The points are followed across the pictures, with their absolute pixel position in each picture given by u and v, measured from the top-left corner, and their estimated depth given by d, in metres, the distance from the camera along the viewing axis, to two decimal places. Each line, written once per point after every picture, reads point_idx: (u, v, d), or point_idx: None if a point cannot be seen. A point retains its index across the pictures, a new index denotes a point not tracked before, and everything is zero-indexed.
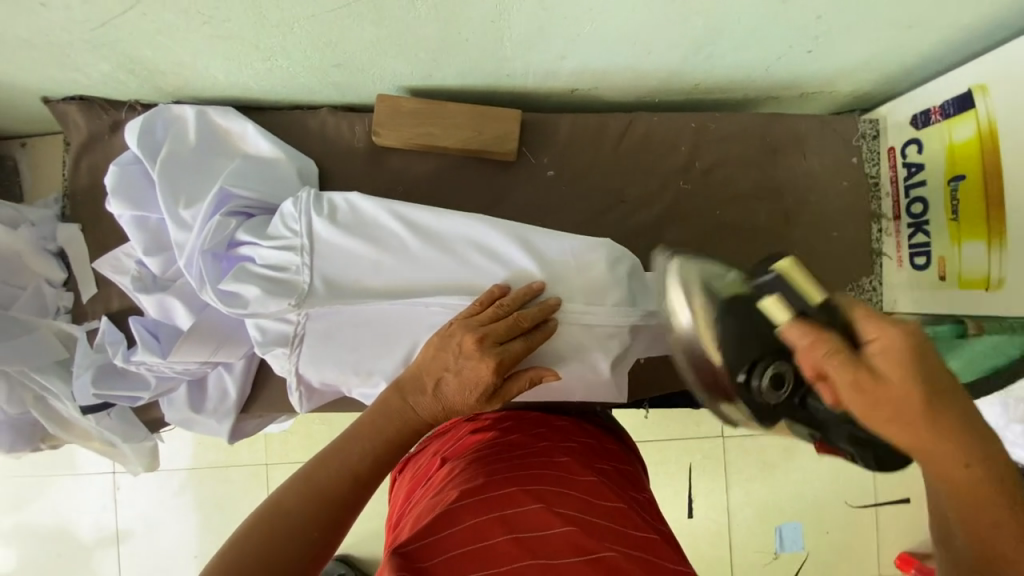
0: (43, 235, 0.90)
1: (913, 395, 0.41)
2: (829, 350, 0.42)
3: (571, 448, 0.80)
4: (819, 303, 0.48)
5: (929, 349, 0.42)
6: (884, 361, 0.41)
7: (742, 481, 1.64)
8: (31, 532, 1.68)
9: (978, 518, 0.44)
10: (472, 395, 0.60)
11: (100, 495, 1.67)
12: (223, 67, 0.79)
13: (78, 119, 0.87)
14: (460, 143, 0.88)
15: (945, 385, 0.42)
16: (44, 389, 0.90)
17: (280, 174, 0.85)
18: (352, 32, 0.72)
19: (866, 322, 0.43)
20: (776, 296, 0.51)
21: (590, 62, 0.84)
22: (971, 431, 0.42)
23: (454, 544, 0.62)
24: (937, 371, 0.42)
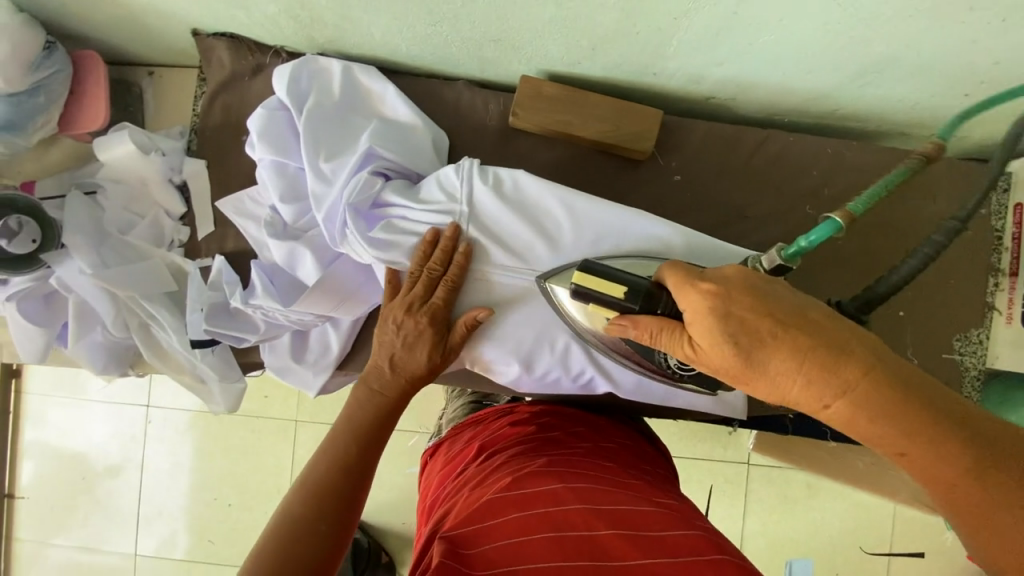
0: (171, 166, 0.91)
1: (727, 364, 0.50)
2: (671, 332, 0.54)
3: (609, 452, 0.89)
4: (622, 297, 0.56)
5: (740, 301, 0.50)
6: (700, 332, 0.51)
7: (765, 509, 1.64)
8: (61, 449, 1.71)
9: (879, 433, 0.48)
10: (418, 343, 0.67)
11: (133, 426, 1.69)
12: (386, 25, 0.78)
13: (223, 56, 0.87)
14: (598, 136, 0.88)
15: (758, 339, 0.49)
16: (150, 319, 0.90)
17: (417, 140, 0.85)
18: (531, 9, 0.71)
19: (681, 296, 0.53)
20: (593, 303, 0.59)
21: (743, 73, 0.83)
22: (804, 366, 0.48)
23: (493, 536, 0.69)
24: (750, 324, 0.49)
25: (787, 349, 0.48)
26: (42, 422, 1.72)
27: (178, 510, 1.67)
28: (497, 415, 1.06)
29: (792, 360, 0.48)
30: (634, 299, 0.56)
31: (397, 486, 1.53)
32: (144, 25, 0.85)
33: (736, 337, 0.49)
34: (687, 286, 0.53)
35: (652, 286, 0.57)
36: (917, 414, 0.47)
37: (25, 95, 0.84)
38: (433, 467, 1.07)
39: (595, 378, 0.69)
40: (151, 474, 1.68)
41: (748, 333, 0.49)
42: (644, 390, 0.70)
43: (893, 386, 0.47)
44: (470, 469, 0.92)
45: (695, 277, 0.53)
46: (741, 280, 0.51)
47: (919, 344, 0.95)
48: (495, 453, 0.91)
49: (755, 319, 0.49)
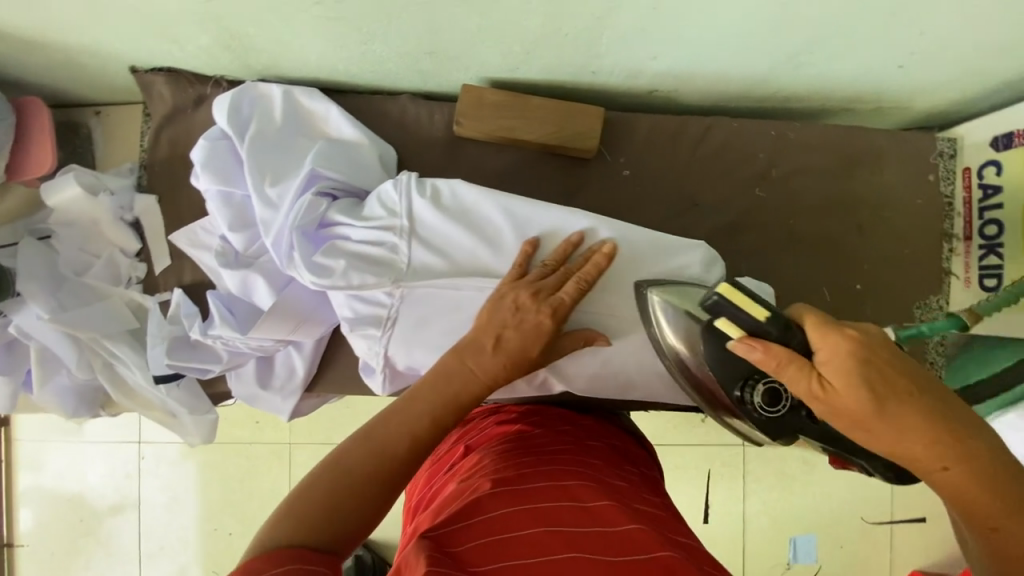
0: (122, 204, 0.91)
1: (861, 409, 0.47)
2: (792, 368, 0.50)
3: (597, 450, 0.89)
4: (763, 320, 0.55)
5: (881, 352, 0.48)
6: (835, 373, 0.48)
7: (761, 490, 1.64)
8: (55, 494, 1.71)
9: (973, 498, 0.46)
10: (535, 346, 0.61)
11: (125, 464, 1.69)
12: (318, 47, 0.79)
13: (164, 91, 0.87)
14: (543, 138, 0.88)
15: (896, 389, 0.47)
16: (113, 358, 0.90)
17: (363, 157, 0.85)
18: (457, 20, 0.72)
19: (817, 338, 0.50)
20: (726, 317, 0.58)
21: (679, 64, 0.84)
22: (923, 419, 0.46)
23: (478, 531, 0.67)
24: (884, 371, 0.47)
25: (909, 398, 0.47)
26: (34, 468, 1.71)
27: (179, 543, 1.67)
28: (486, 415, 1.05)
29: (904, 411, 0.47)
30: (773, 325, 0.55)
31: None
32: (82, 67, 0.85)
33: (874, 382, 0.47)
34: (828, 329, 0.50)
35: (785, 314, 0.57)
36: (1006, 486, 0.46)
37: None
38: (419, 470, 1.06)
39: (550, 379, 0.69)
40: (148, 510, 1.67)
41: (880, 380, 0.47)
42: (600, 386, 0.70)
43: (992, 459, 0.46)
44: (454, 471, 0.91)
45: (835, 321, 0.51)
46: (880, 336, 0.50)
47: (880, 314, 0.94)
48: (481, 452, 0.90)
49: (884, 366, 0.47)
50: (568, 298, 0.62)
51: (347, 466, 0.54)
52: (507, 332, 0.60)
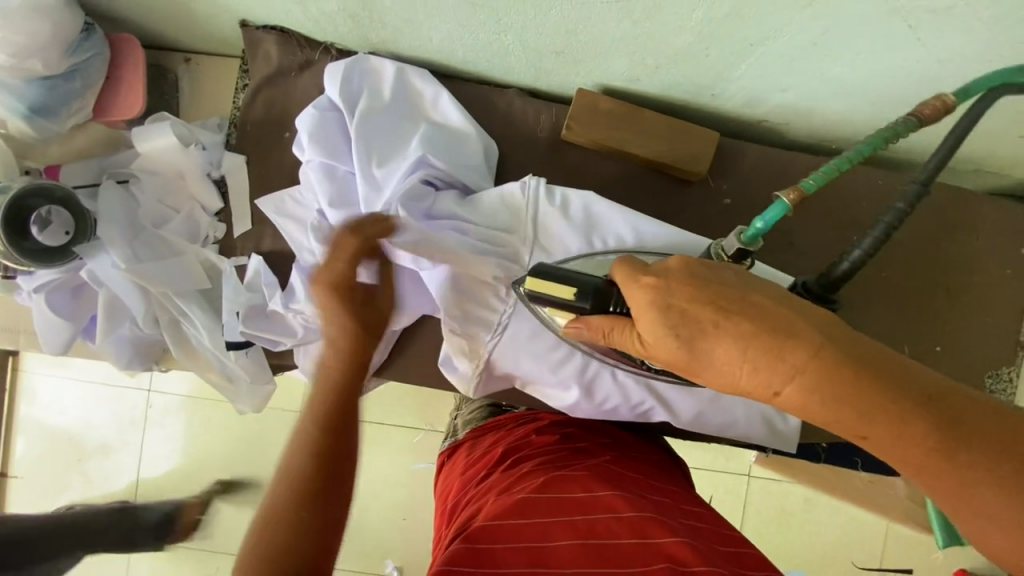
0: (210, 161, 0.88)
1: (672, 357, 0.46)
2: (625, 330, 0.50)
3: (637, 463, 0.88)
4: (573, 299, 0.53)
5: (679, 291, 0.46)
6: (646, 327, 0.47)
7: (762, 524, 1.64)
8: (53, 433, 1.65)
9: (841, 422, 0.43)
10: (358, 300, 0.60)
11: (129, 413, 1.63)
12: (448, 29, 0.76)
13: (271, 50, 0.84)
14: (653, 155, 0.86)
15: (698, 329, 0.45)
16: (181, 316, 0.87)
17: (468, 148, 0.82)
18: (606, 24, 0.69)
19: (627, 290, 0.49)
20: (549, 306, 0.56)
21: (804, 101, 0.82)
22: (753, 360, 0.43)
23: (515, 537, 0.68)
24: (687, 314, 0.45)
25: (708, 341, 0.45)
26: (35, 401, 1.65)
27: (173, 500, 1.61)
28: (519, 422, 1.01)
29: (735, 345, 0.44)
30: (586, 299, 0.53)
31: (401, 486, 1.51)
32: (190, 11, 0.81)
33: (668, 332, 0.46)
34: (630, 279, 0.49)
35: (605, 284, 0.53)
36: (880, 393, 0.42)
37: (61, 78, 0.80)
38: (451, 471, 1.01)
39: (654, 409, 0.68)
40: (148, 461, 1.62)
41: (678, 324, 0.46)
42: (701, 421, 0.69)
43: (862, 368, 0.42)
44: (494, 474, 0.88)
45: (637, 271, 0.49)
46: (683, 269, 0.48)
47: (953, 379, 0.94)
48: (520, 460, 0.88)
49: (677, 307, 0.46)
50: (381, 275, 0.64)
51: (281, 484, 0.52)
52: (329, 315, 0.59)
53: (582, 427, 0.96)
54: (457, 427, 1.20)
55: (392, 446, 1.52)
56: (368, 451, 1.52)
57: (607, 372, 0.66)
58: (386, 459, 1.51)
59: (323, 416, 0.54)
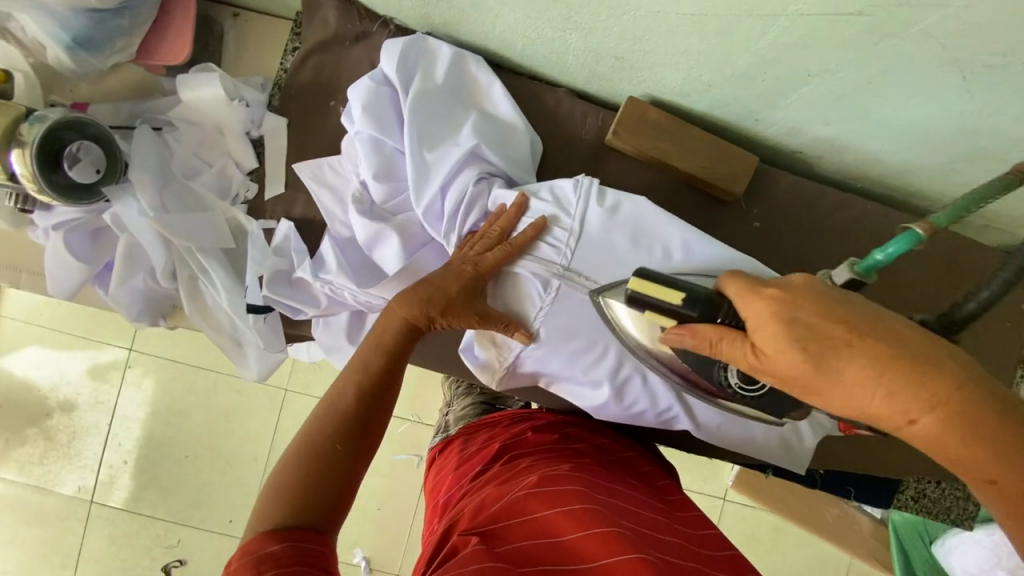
0: (252, 119, 0.87)
1: (795, 371, 0.45)
2: (735, 338, 0.49)
3: (630, 467, 0.88)
4: (679, 304, 0.52)
5: (807, 306, 0.46)
6: (765, 341, 0.47)
7: None
8: (24, 380, 1.57)
9: (975, 464, 0.43)
10: (462, 282, 0.65)
11: (109, 368, 1.57)
12: (514, 19, 0.76)
13: (331, 16, 0.84)
14: (692, 170, 0.88)
15: (832, 350, 0.45)
16: (201, 273, 0.85)
17: (517, 141, 0.83)
18: (672, 36, 0.71)
19: (746, 303, 0.48)
20: (650, 311, 0.54)
21: (842, 137, 0.85)
22: (880, 380, 0.43)
23: (519, 535, 0.70)
24: (820, 331, 0.45)
25: (841, 358, 0.44)
26: (8, 344, 1.57)
27: (143, 464, 1.55)
28: (515, 420, 1.00)
29: (871, 369, 0.43)
30: (693, 306, 0.51)
31: (383, 472, 1.49)
32: None
33: (792, 343, 0.45)
34: (751, 291, 0.48)
35: (713, 295, 0.52)
36: (1005, 432, 0.42)
37: (111, 14, 0.78)
38: (442, 467, 1.00)
39: (677, 416, 0.69)
40: (122, 420, 1.56)
41: (807, 339, 0.45)
42: (719, 434, 0.71)
43: (989, 407, 0.42)
44: (490, 467, 0.88)
45: (757, 283, 0.49)
46: (810, 286, 0.47)
47: None
48: (517, 455, 0.87)
49: (801, 320, 0.45)
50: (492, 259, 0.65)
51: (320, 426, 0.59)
52: (435, 281, 0.65)
53: (578, 427, 0.96)
54: (450, 421, 1.18)
55: None
56: None
57: (638, 377, 0.66)
58: None
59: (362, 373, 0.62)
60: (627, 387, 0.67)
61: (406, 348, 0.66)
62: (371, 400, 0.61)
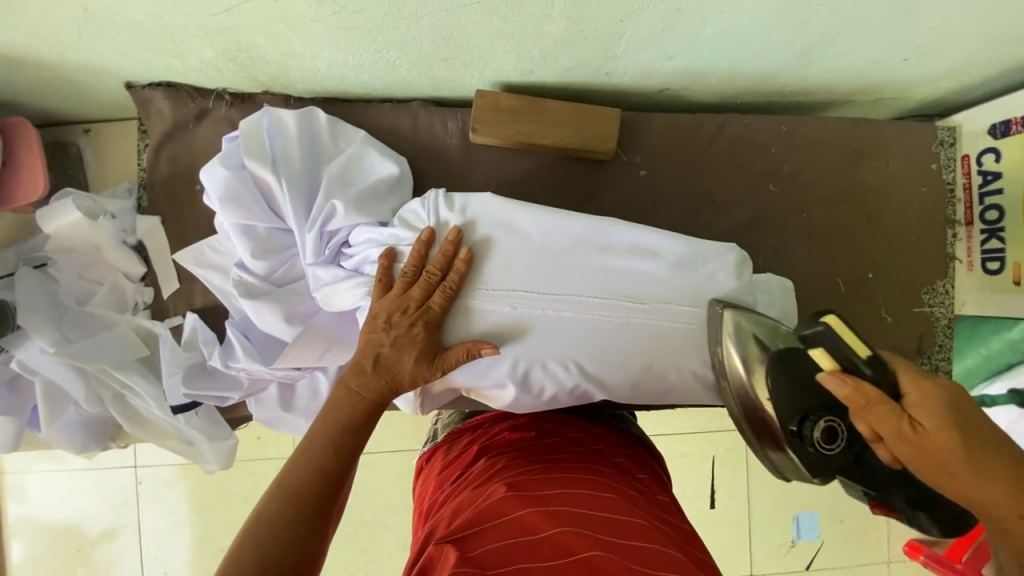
0: (124, 228, 0.87)
1: (948, 453, 0.47)
2: (882, 407, 0.49)
3: (607, 458, 0.87)
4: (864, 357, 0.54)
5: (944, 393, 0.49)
6: (924, 414, 0.49)
7: (765, 475, 1.64)
8: (44, 526, 1.60)
9: None
10: (411, 354, 0.64)
11: (118, 491, 1.59)
12: (331, 56, 0.76)
13: (163, 106, 0.83)
14: (561, 142, 0.87)
15: (979, 442, 0.48)
16: (123, 388, 0.86)
17: (375, 171, 0.84)
18: (479, 24, 0.70)
19: (913, 382, 0.51)
20: (825, 350, 0.57)
21: (693, 63, 0.83)
22: (988, 466, 0.47)
23: (497, 535, 0.67)
24: (976, 421, 0.48)
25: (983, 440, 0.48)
26: (22, 498, 1.60)
27: (177, 570, 1.58)
28: (494, 421, 0.99)
29: (1005, 468, 0.47)
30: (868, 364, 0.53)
31: (402, 507, 1.51)
32: (70, 83, 0.80)
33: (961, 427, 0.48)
34: (924, 378, 0.51)
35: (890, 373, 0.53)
36: None
37: None
38: (428, 474, 1.00)
39: (590, 390, 0.69)
40: (148, 536, 1.58)
41: (968, 424, 0.48)
42: (639, 393, 0.70)
43: None
44: (471, 472, 0.88)
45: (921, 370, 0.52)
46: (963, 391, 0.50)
47: (891, 302, 0.97)
48: (495, 456, 0.87)
49: (949, 401, 0.49)
50: (438, 308, 0.64)
51: (288, 495, 0.60)
52: (385, 351, 0.65)
53: (545, 420, 0.95)
54: (436, 425, 1.15)
55: (384, 470, 1.51)
56: (364, 481, 1.52)
57: (537, 364, 0.66)
58: (383, 482, 1.51)
59: (329, 444, 0.64)
60: (530, 380, 0.67)
61: (365, 420, 0.67)
62: (329, 478, 0.62)
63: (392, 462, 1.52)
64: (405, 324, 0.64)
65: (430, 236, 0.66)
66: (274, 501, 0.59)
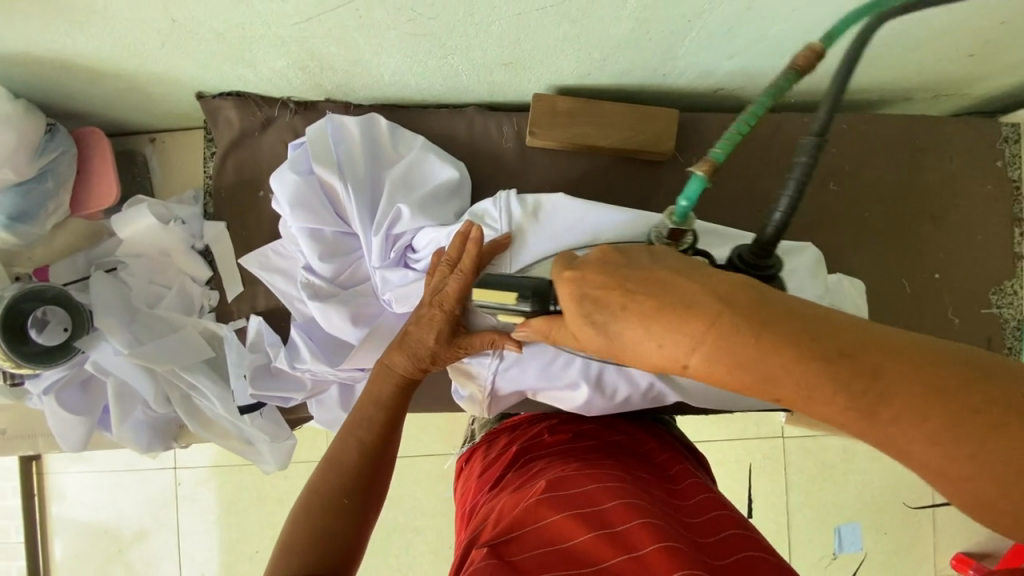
0: (192, 233, 0.89)
1: (744, 366, 0.41)
2: (632, 314, 0.45)
3: (650, 464, 0.83)
4: (513, 303, 0.55)
5: (595, 279, 0.48)
6: (640, 326, 0.44)
7: (805, 482, 1.60)
8: (89, 525, 1.64)
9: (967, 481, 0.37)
10: (433, 334, 0.64)
11: (159, 492, 1.62)
12: (397, 63, 0.77)
13: (232, 115, 0.85)
14: (617, 143, 0.87)
15: (716, 340, 0.41)
16: (190, 388, 0.88)
17: (435, 175, 0.85)
18: (547, 28, 0.71)
19: (627, 289, 0.46)
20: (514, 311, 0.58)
21: (753, 63, 0.83)
22: (881, 381, 0.38)
23: (535, 540, 0.66)
24: (660, 287, 0.45)
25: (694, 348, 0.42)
26: (67, 497, 1.64)
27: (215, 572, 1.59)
28: (533, 420, 0.96)
29: (794, 362, 0.39)
30: (525, 301, 0.55)
31: (438, 511, 1.51)
32: (145, 94, 0.82)
33: (656, 332, 0.43)
34: (660, 282, 0.45)
35: (544, 285, 0.56)
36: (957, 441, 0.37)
37: (34, 181, 0.81)
38: (468, 475, 0.97)
39: (663, 392, 0.68)
40: (188, 538, 1.61)
41: (591, 307, 0.47)
42: (711, 395, 0.69)
43: (846, 393, 0.39)
44: (509, 476, 0.85)
45: (564, 264, 0.51)
46: (734, 289, 0.42)
47: (958, 303, 0.95)
48: (533, 458, 0.85)
49: (641, 299, 0.45)
50: (453, 293, 0.63)
51: (334, 471, 0.62)
52: (412, 329, 0.66)
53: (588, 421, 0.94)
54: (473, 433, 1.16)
55: (420, 474, 1.51)
56: (400, 486, 1.52)
57: (609, 367, 0.65)
58: (419, 486, 1.52)
59: (370, 427, 0.65)
60: (603, 381, 0.66)
61: (400, 397, 0.68)
62: (373, 458, 0.64)
63: (428, 466, 1.52)
64: (431, 306, 0.65)
65: (478, 238, 0.63)
66: (321, 478, 0.62)
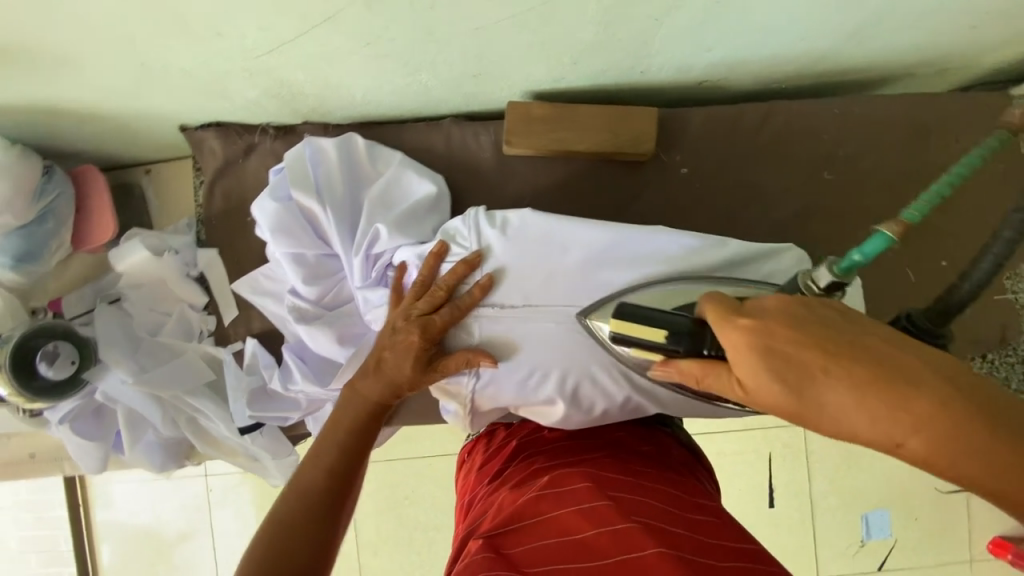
0: (186, 261, 0.92)
1: (953, 449, 0.36)
2: (824, 378, 0.40)
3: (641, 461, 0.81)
4: (664, 342, 0.51)
5: (782, 334, 0.42)
6: (834, 389, 0.39)
7: (826, 472, 1.55)
8: (129, 532, 1.73)
9: None
10: (405, 365, 0.66)
11: (191, 499, 1.70)
12: (366, 84, 0.77)
13: (214, 145, 0.88)
14: (595, 146, 0.85)
15: (921, 417, 0.37)
16: (194, 410, 0.92)
17: (413, 191, 0.85)
18: (510, 39, 0.69)
19: (808, 346, 0.41)
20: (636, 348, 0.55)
21: (733, 53, 0.79)
22: None
23: (533, 534, 0.66)
24: (788, 358, 0.42)
25: (895, 418, 0.37)
26: (108, 506, 1.74)
27: None
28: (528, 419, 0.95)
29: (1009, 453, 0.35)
30: (678, 341, 0.51)
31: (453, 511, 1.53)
32: (131, 131, 0.85)
33: (861, 398, 0.39)
34: (839, 340, 0.41)
35: (695, 325, 0.51)
36: None
37: (35, 224, 0.86)
38: (468, 466, 0.96)
39: (643, 403, 0.67)
40: (221, 541, 1.69)
41: (785, 368, 0.41)
42: (694, 404, 0.68)
43: None
44: (509, 470, 0.84)
45: (732, 311, 0.46)
46: (927, 360, 0.39)
47: None
48: (530, 455, 0.84)
49: (846, 363, 0.40)
50: (440, 323, 0.65)
51: (302, 494, 0.63)
52: (386, 354, 0.68)
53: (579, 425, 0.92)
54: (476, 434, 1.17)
55: (434, 476, 1.54)
56: (414, 488, 1.56)
57: (585, 381, 0.65)
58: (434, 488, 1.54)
59: (343, 450, 0.67)
60: (580, 395, 0.66)
61: (373, 420, 0.70)
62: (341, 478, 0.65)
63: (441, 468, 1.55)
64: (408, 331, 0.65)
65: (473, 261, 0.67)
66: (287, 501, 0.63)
